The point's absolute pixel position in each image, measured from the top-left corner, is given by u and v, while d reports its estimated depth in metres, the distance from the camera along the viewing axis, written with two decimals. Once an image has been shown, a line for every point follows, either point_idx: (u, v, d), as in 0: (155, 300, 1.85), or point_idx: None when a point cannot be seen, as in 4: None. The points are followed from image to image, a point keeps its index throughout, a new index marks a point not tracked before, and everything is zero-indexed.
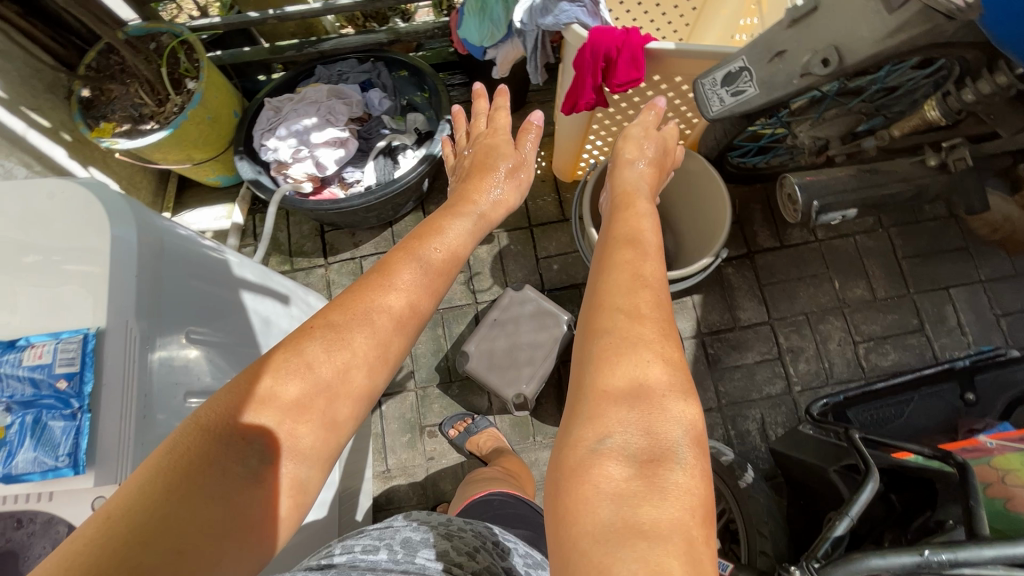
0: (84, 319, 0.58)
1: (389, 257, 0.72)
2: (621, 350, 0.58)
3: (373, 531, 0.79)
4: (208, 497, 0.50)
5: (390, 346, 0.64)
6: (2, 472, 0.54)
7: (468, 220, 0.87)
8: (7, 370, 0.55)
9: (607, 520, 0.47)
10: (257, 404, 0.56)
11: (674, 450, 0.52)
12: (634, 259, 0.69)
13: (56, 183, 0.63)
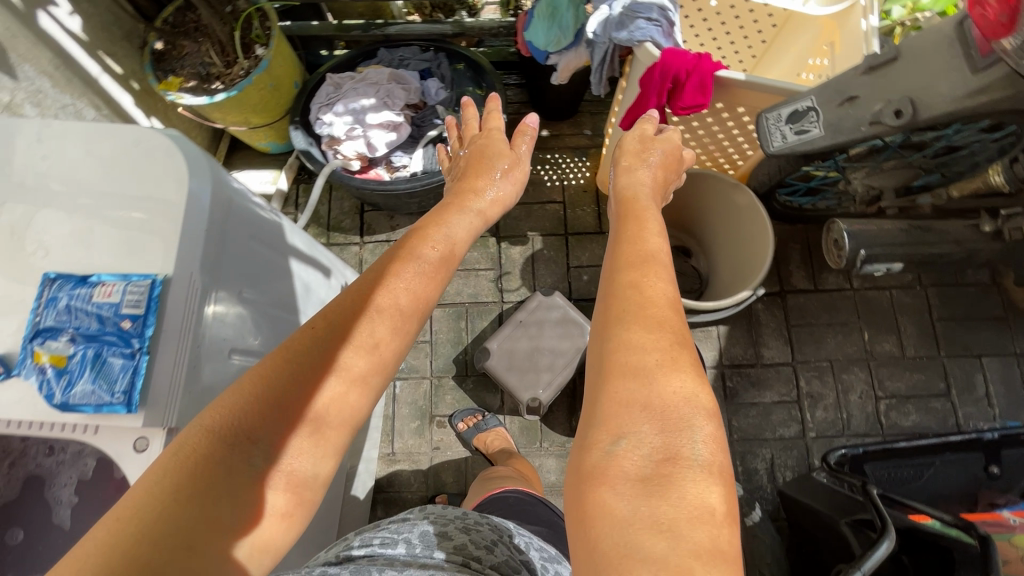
0: (153, 265, 0.60)
1: (395, 251, 0.69)
2: (635, 352, 0.55)
3: (389, 525, 0.86)
4: (216, 494, 0.49)
5: (391, 341, 0.62)
6: (59, 400, 0.56)
7: (466, 216, 0.83)
8: (78, 304, 0.57)
9: (625, 521, 0.46)
10: (258, 405, 0.54)
11: (689, 448, 0.49)
12: (646, 258, 0.65)
13: (136, 132, 0.65)
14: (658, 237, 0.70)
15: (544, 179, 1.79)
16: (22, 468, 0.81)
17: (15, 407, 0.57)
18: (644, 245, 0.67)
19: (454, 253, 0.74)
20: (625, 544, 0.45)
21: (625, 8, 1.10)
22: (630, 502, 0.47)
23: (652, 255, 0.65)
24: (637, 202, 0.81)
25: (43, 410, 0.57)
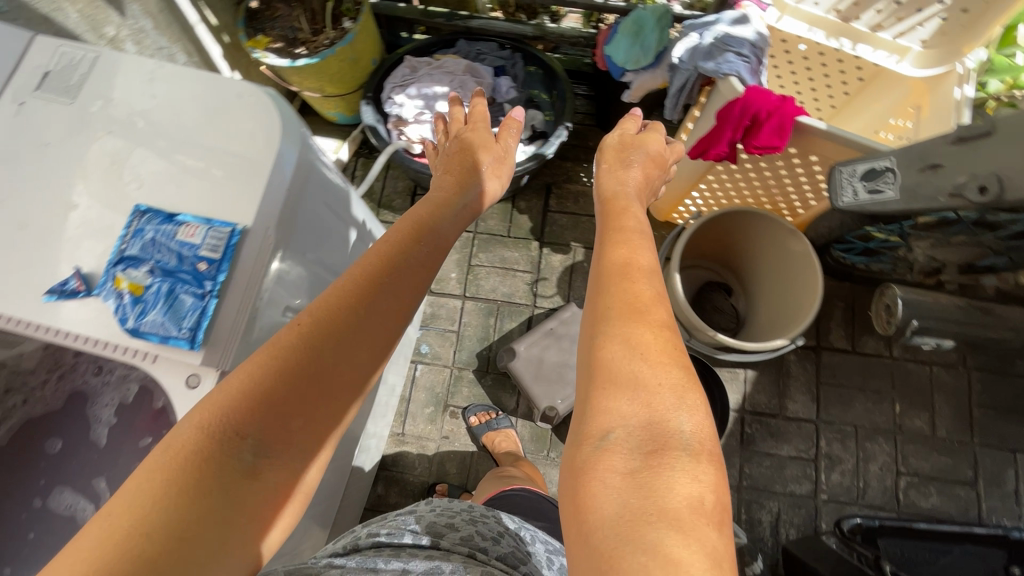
0: (233, 214, 0.63)
1: (390, 243, 0.67)
2: (619, 346, 0.53)
3: (396, 517, 0.90)
4: (208, 491, 0.46)
5: (379, 331, 0.61)
6: (130, 325, 0.59)
7: (448, 208, 0.81)
8: (162, 239, 0.60)
9: (613, 514, 0.44)
10: (249, 401, 0.50)
11: (676, 436, 0.47)
12: (625, 260, 0.63)
13: (240, 87, 0.68)
14: (638, 238, 0.68)
15: None
16: (69, 382, 0.85)
17: (84, 324, 0.59)
18: (625, 250, 0.65)
19: (434, 238, 0.73)
20: (615, 539, 0.42)
21: (716, 40, 1.09)
22: (619, 493, 0.45)
23: (633, 258, 0.63)
24: (618, 206, 0.79)
25: (110, 332, 0.59)
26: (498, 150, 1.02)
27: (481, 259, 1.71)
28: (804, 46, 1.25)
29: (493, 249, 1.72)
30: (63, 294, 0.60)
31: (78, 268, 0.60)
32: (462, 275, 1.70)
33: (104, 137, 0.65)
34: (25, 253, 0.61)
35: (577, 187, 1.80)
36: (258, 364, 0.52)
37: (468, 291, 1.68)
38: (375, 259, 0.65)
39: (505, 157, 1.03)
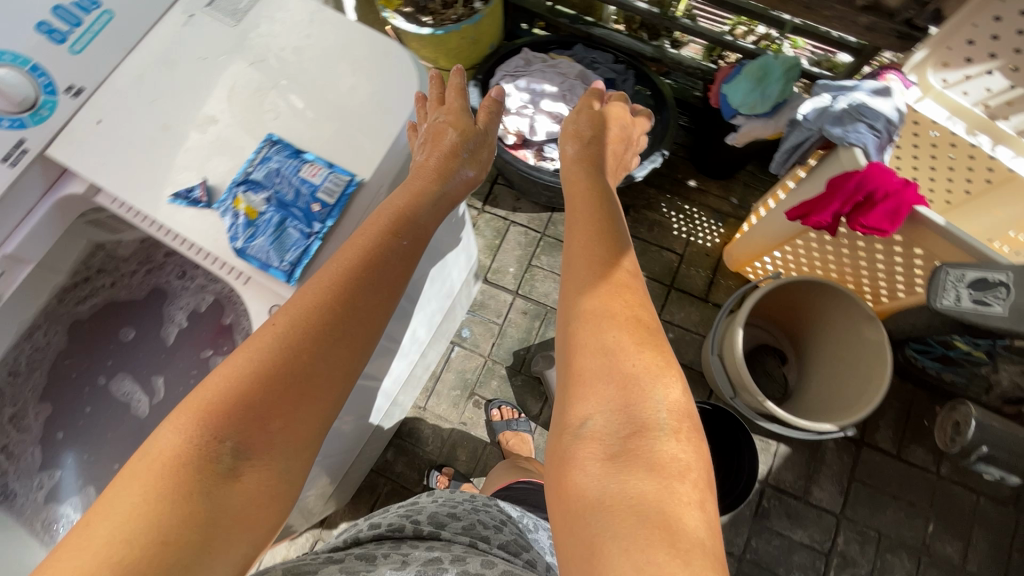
0: (355, 165, 0.65)
1: (377, 236, 0.60)
2: (596, 337, 0.57)
3: (401, 509, 0.92)
4: (189, 494, 0.44)
5: (349, 328, 0.55)
6: (237, 244, 0.62)
7: (429, 194, 0.65)
8: (287, 172, 0.63)
9: (595, 498, 0.48)
10: (219, 407, 0.47)
11: (654, 419, 0.52)
12: (594, 259, 0.65)
13: (390, 46, 0.70)
14: (603, 234, 0.68)
15: (673, 226, 1.75)
16: (153, 278, 0.91)
17: (196, 232, 0.63)
18: (587, 248, 0.67)
19: (416, 224, 0.63)
20: (596, 523, 0.47)
21: (850, 106, 1.05)
22: (599, 479, 0.49)
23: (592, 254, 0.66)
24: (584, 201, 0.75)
25: (217, 246, 0.63)
26: (478, 133, 0.72)
27: (542, 262, 1.71)
28: (937, 133, 1.17)
29: (556, 255, 1.71)
30: (187, 200, 0.63)
31: (204, 178, 0.64)
32: (520, 272, 1.70)
33: (254, 65, 0.68)
34: (160, 153, 0.65)
35: (655, 216, 1.76)
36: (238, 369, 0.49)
37: (521, 289, 1.68)
38: (365, 254, 0.59)
39: (486, 138, 0.73)
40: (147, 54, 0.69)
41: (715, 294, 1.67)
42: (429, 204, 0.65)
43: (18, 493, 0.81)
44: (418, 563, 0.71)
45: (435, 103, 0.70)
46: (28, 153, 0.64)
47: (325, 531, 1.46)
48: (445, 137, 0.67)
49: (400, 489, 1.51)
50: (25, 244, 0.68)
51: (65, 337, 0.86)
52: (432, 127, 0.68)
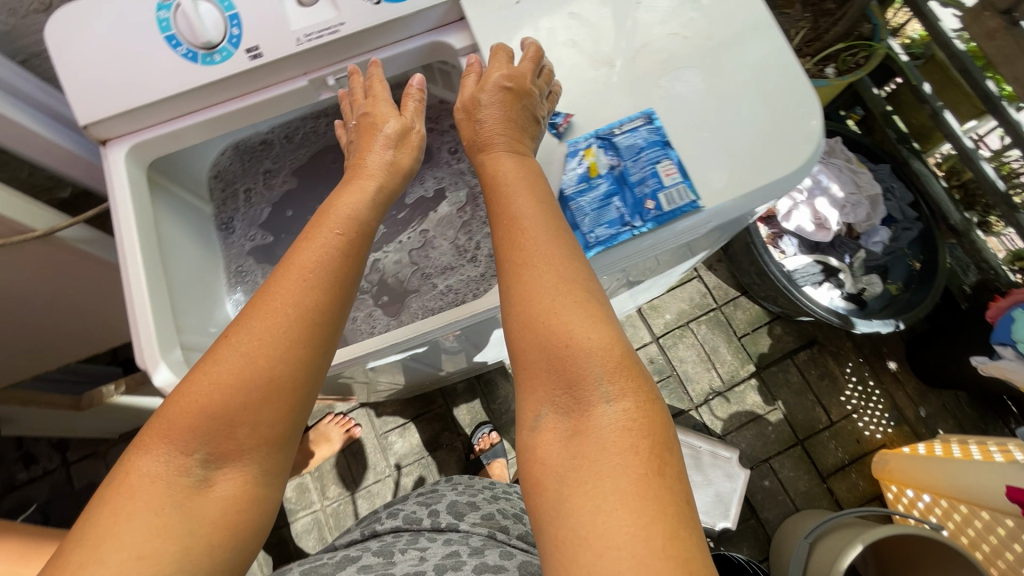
0: (709, 188, 0.59)
1: (339, 247, 0.54)
2: (541, 341, 0.49)
3: (420, 496, 0.91)
4: (162, 513, 0.44)
5: (294, 335, 0.49)
6: (566, 189, 0.59)
7: (366, 195, 0.58)
8: (648, 155, 0.59)
9: (557, 485, 0.45)
10: (183, 421, 0.46)
11: (598, 397, 0.47)
12: (525, 238, 0.53)
13: (810, 98, 0.61)
14: (551, 224, 0.54)
15: (844, 391, 1.56)
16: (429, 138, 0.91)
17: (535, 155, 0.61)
18: (518, 230, 0.54)
19: (364, 228, 0.57)
20: (557, 514, 0.44)
21: None
22: (559, 474, 0.46)
23: (525, 232, 0.53)
24: (523, 189, 0.56)
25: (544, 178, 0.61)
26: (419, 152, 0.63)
27: (699, 330, 1.61)
28: None
29: (716, 332, 1.60)
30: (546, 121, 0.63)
31: (572, 114, 0.62)
32: (673, 324, 1.61)
33: (672, 37, 0.64)
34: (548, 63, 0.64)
35: (833, 369, 1.58)
36: (201, 383, 0.46)
37: (662, 339, 1.60)
38: (333, 265, 0.53)
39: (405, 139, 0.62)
40: None
41: (835, 481, 1.49)
42: (371, 203, 0.58)
43: (234, 232, 0.90)
44: (437, 559, 0.68)
45: (360, 98, 0.65)
46: None
47: (373, 407, 1.55)
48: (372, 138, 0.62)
49: (447, 421, 1.55)
50: (389, 60, 0.71)
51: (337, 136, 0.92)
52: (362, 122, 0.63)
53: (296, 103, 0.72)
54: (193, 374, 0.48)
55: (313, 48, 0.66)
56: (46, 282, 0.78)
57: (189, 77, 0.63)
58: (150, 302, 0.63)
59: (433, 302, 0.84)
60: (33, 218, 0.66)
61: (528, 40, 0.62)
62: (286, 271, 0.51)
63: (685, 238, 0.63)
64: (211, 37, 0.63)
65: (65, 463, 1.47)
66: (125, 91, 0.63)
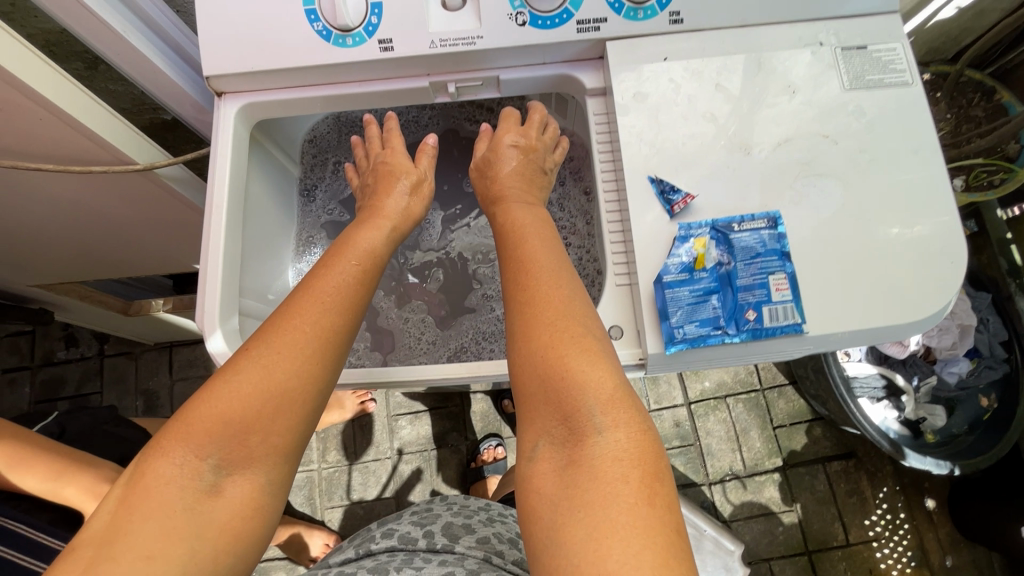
0: (819, 314, 0.54)
1: (358, 278, 0.57)
2: (542, 392, 0.50)
3: (413, 515, 0.85)
4: (174, 515, 0.44)
5: (313, 351, 0.51)
6: (666, 272, 0.55)
7: (383, 233, 0.62)
8: (762, 262, 0.54)
9: (551, 522, 0.45)
10: (204, 427, 0.46)
11: (591, 428, 0.48)
12: (535, 303, 0.54)
13: (959, 253, 0.55)
14: (568, 299, 0.55)
15: (869, 515, 1.46)
16: None
17: (641, 227, 0.57)
18: (535, 300, 0.54)
19: (380, 265, 0.60)
20: (551, 546, 0.44)
21: None
22: (555, 515, 0.45)
23: (539, 299, 0.54)
24: (560, 273, 0.56)
25: (643, 254, 0.56)
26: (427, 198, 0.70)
27: (734, 407, 1.53)
28: None
29: (752, 415, 1.53)
30: (662, 195, 0.58)
31: (694, 194, 0.57)
32: (709, 393, 1.54)
33: (822, 140, 0.59)
34: (679, 131, 0.60)
35: (864, 490, 1.47)
36: (219, 388, 0.48)
37: (694, 405, 1.54)
38: (352, 290, 0.56)
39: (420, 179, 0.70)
40: (749, 44, 0.62)
41: None
42: (389, 240, 0.62)
43: (315, 200, 0.90)
44: None
45: (375, 146, 0.73)
46: (597, 32, 0.63)
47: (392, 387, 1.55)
48: (386, 180, 0.68)
49: (458, 423, 1.53)
50: (515, 81, 0.68)
51: (438, 131, 0.89)
52: (380, 168, 0.69)
53: (410, 100, 0.70)
54: (214, 382, 0.49)
55: (444, 54, 0.63)
56: (132, 207, 0.79)
57: (318, 55, 0.63)
58: (223, 264, 0.63)
59: (486, 327, 0.83)
60: (134, 149, 0.68)
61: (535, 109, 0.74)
62: (307, 292, 0.53)
63: (771, 358, 0.58)
64: (349, 21, 0.61)
65: (101, 354, 1.53)
66: (257, 54, 0.63)
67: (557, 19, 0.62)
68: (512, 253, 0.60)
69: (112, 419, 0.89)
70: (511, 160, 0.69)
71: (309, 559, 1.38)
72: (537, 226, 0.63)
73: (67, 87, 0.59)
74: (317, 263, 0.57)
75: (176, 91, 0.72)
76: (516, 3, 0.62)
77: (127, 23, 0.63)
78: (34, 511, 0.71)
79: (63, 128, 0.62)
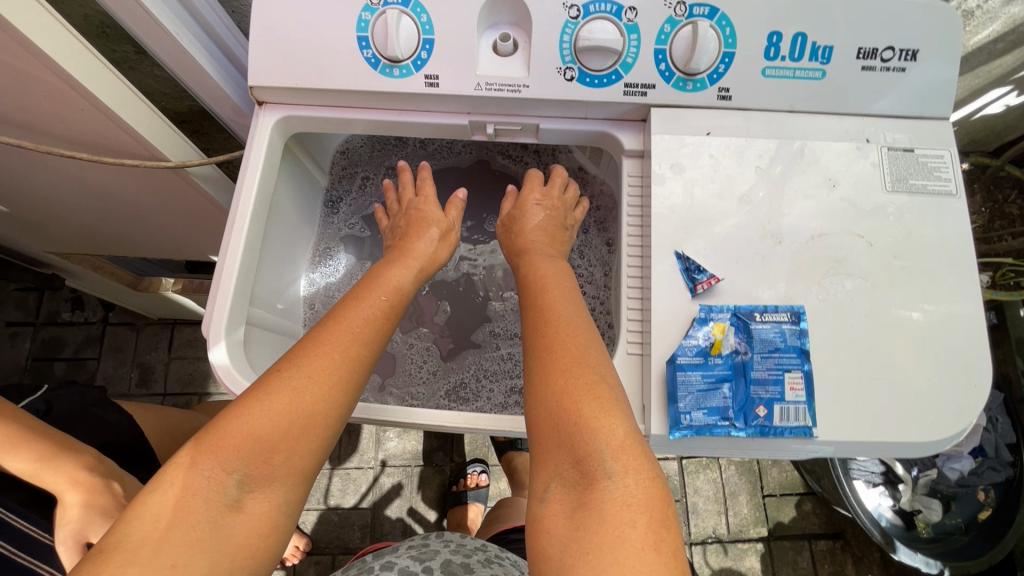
0: (830, 418, 0.53)
1: (384, 311, 0.58)
2: (556, 439, 0.49)
3: (409, 548, 0.82)
4: (198, 526, 0.44)
5: (340, 378, 0.51)
6: (682, 355, 0.54)
7: (411, 271, 0.63)
8: (779, 357, 0.53)
9: (560, 567, 0.43)
10: (231, 441, 0.46)
11: (603, 472, 0.46)
12: (542, 364, 0.53)
13: (982, 378, 0.54)
14: (583, 354, 0.53)
15: None
16: None
17: (662, 300, 0.56)
18: (550, 352, 0.53)
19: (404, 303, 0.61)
20: None
21: None
22: (564, 561, 0.43)
23: (549, 359, 0.53)
24: (574, 334, 0.55)
25: (659, 331, 0.55)
26: (449, 240, 0.71)
27: (725, 469, 1.50)
28: None
29: (742, 480, 1.49)
30: (687, 272, 0.57)
31: (719, 277, 0.56)
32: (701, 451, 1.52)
33: (856, 239, 0.57)
34: (711, 208, 0.59)
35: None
36: (249, 405, 0.48)
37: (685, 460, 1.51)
38: (379, 324, 0.57)
39: (449, 225, 0.71)
40: (794, 130, 0.61)
41: None
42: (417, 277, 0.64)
43: (338, 212, 0.89)
44: None
45: (410, 192, 0.74)
46: (643, 97, 0.62)
47: None
48: (418, 226, 0.69)
49: (446, 444, 1.51)
50: (554, 131, 0.68)
51: (469, 161, 0.89)
52: (413, 216, 0.70)
53: (447, 134, 0.70)
54: (242, 400, 0.49)
55: (488, 97, 0.63)
56: (157, 196, 0.80)
57: (363, 82, 0.63)
58: (240, 272, 0.63)
59: (490, 365, 0.82)
60: (169, 147, 0.69)
61: (557, 170, 0.76)
62: (339, 322, 0.55)
63: (774, 456, 0.56)
64: (399, 53, 0.61)
65: (105, 321, 1.54)
66: (305, 73, 0.63)
67: (606, 79, 0.62)
68: (528, 306, 0.59)
69: (100, 401, 0.89)
70: (536, 216, 0.70)
71: (280, 560, 1.41)
72: (556, 280, 0.62)
73: (114, 82, 0.60)
74: (348, 293, 0.58)
75: (218, 92, 0.72)
76: (567, 57, 0.61)
77: (182, 27, 0.64)
78: (7, 489, 0.70)
79: (104, 120, 0.63)
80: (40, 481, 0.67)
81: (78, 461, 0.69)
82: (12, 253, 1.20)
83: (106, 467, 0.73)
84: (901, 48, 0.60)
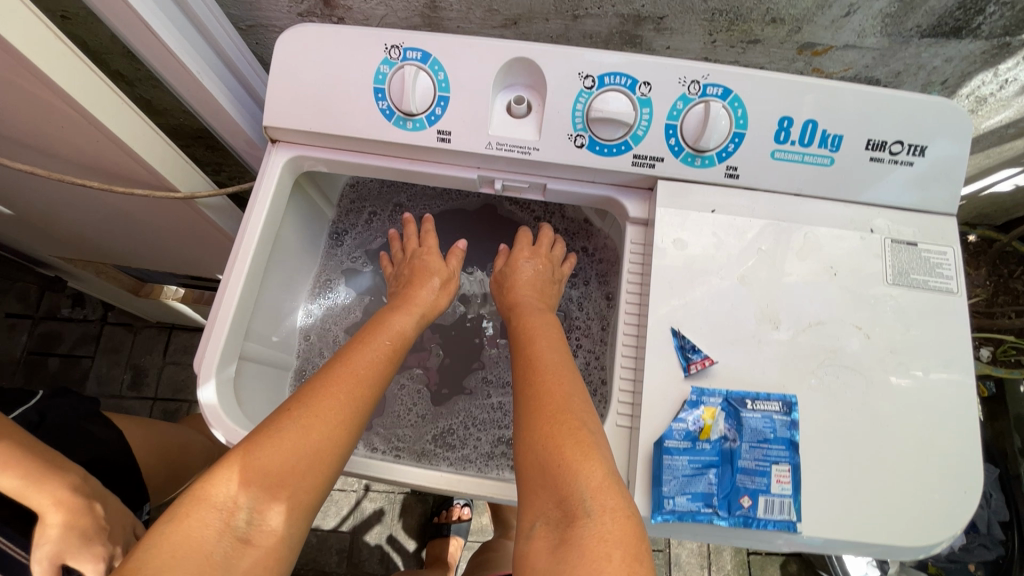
0: (815, 515, 0.52)
1: (389, 354, 0.58)
2: (540, 478, 0.49)
3: None
4: (209, 557, 0.44)
5: (347, 417, 0.52)
6: (672, 438, 0.54)
7: (414, 317, 0.64)
8: (765, 449, 0.53)
9: None
10: (244, 475, 0.47)
11: (582, 507, 0.46)
12: (526, 424, 0.53)
13: (971, 486, 0.53)
14: (568, 405, 0.53)
15: None
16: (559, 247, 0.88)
17: (655, 378, 0.56)
18: (534, 402, 0.53)
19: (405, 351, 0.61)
20: None
21: None
22: None
23: (533, 418, 0.52)
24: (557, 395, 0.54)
25: (650, 409, 0.55)
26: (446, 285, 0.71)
27: None
28: None
29: None
30: (682, 350, 0.56)
31: (714, 358, 0.56)
32: None
33: (854, 330, 0.57)
34: (712, 286, 0.59)
35: None
36: (262, 441, 0.49)
37: None
38: (383, 365, 0.57)
39: (448, 274, 0.72)
40: (800, 215, 0.61)
41: None
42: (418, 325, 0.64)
43: (342, 244, 0.90)
44: None
45: (412, 243, 0.74)
46: (651, 169, 0.63)
47: None
48: (421, 276, 0.69)
49: None
50: (561, 191, 0.68)
51: (476, 205, 0.89)
52: (414, 266, 0.71)
53: (455, 185, 0.71)
54: (255, 436, 0.49)
55: (499, 156, 0.64)
56: (167, 217, 0.81)
57: (378, 132, 0.64)
58: (238, 305, 0.64)
59: (479, 414, 0.81)
60: (179, 178, 0.70)
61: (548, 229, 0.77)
62: (348, 362, 0.55)
63: (756, 546, 0.56)
64: (414, 107, 0.62)
65: (104, 320, 1.54)
66: (322, 119, 0.64)
67: (616, 149, 0.63)
68: (520, 367, 0.59)
69: (91, 413, 0.89)
70: (527, 272, 0.71)
71: None
72: (550, 342, 0.61)
73: (129, 115, 0.61)
74: (357, 335, 0.59)
75: (232, 125, 0.73)
76: (579, 125, 0.62)
77: (203, 66, 0.65)
78: None
79: (119, 152, 0.64)
80: (25, 499, 0.67)
81: (62, 481, 0.68)
82: (19, 253, 1.21)
83: (91, 487, 0.73)
84: (911, 143, 0.60)
